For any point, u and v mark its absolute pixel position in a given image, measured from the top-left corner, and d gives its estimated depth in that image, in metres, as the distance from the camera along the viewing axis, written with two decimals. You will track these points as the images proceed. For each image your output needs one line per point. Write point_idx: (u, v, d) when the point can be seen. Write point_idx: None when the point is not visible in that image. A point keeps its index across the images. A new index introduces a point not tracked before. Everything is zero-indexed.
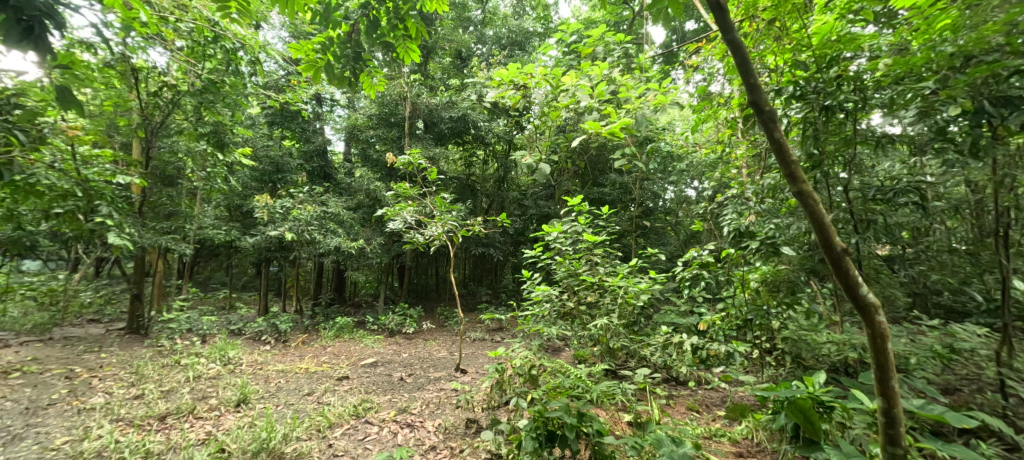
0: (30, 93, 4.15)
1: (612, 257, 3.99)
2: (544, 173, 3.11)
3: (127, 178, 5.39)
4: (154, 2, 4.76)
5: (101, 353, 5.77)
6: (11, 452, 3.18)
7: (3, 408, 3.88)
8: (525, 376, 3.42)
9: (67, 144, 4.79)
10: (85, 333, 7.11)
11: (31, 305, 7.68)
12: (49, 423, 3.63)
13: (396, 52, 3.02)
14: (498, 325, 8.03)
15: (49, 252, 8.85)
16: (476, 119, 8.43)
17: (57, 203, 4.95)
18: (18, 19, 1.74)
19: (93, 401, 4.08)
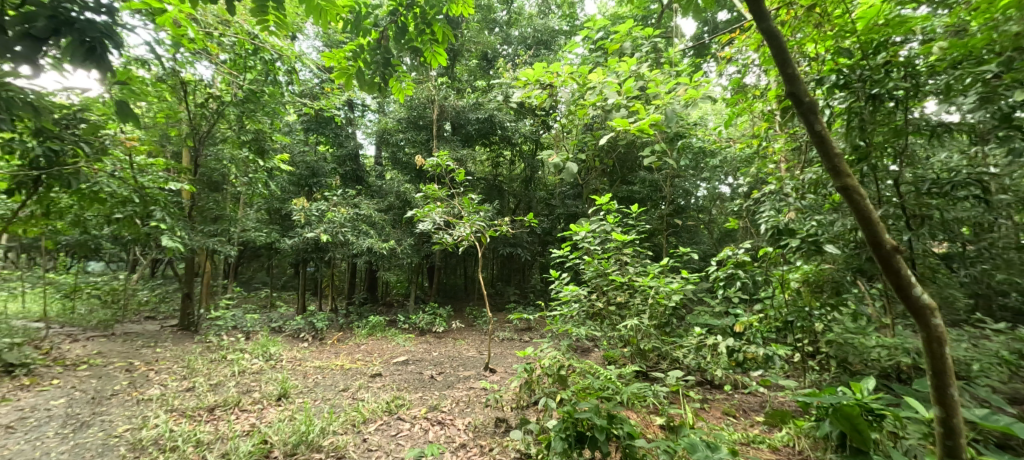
0: (93, 108, 4.47)
1: (643, 257, 3.90)
2: (572, 172, 3.07)
3: (178, 185, 5.71)
4: (200, 19, 5.02)
5: (156, 348, 6.13)
6: (80, 437, 3.43)
7: (72, 398, 4.20)
8: (554, 376, 3.40)
9: (125, 153, 5.12)
10: (141, 329, 7.58)
11: (94, 303, 8.27)
12: (112, 412, 3.89)
13: (424, 57, 3.05)
14: (526, 325, 8.03)
15: (108, 254, 9.49)
16: (503, 120, 8.45)
17: (118, 209, 5.41)
18: (81, 40, 1.68)
19: (150, 392, 4.34)
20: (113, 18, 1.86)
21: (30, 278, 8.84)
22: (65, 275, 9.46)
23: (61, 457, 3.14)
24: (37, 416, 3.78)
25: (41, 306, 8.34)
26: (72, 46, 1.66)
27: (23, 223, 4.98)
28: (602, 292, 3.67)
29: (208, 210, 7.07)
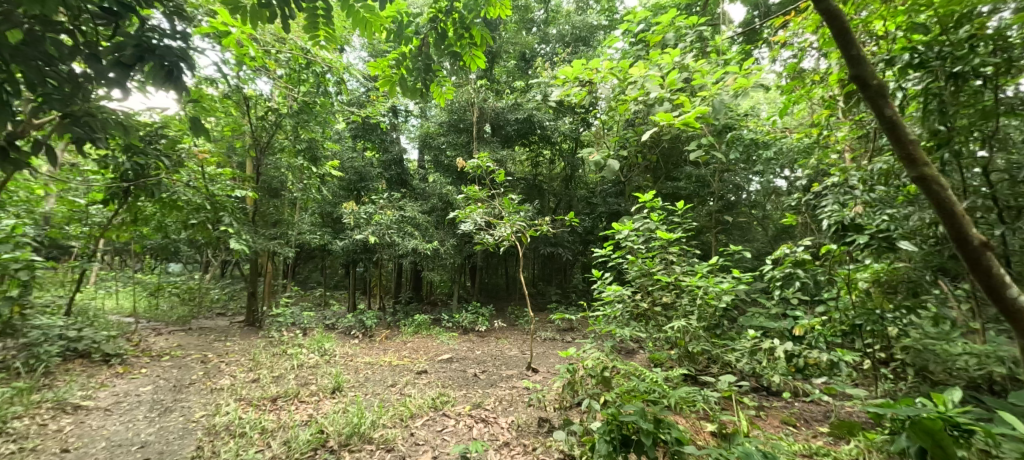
0: (171, 124, 4.90)
1: (691, 255, 3.73)
2: (614, 170, 2.99)
3: (243, 192, 6.14)
4: (259, 38, 5.36)
5: (225, 342, 6.61)
6: (164, 421, 3.75)
7: (157, 385, 4.60)
8: (597, 378, 3.33)
9: (198, 165, 5.58)
10: (213, 324, 8.19)
11: (174, 300, 9.05)
12: (190, 399, 4.22)
13: (463, 61, 3.07)
14: (568, 325, 7.94)
15: (184, 256, 10.33)
16: (542, 119, 8.40)
17: (193, 216, 5.75)
18: (161, 64, 1.87)
19: (221, 382, 4.67)
20: (187, 42, 2.05)
21: (121, 278, 9.79)
22: (148, 274, 10.39)
23: (149, 439, 3.45)
24: (129, 401, 4.17)
25: (130, 303, 9.21)
26: (154, 70, 1.85)
27: (115, 229, 5.53)
28: (647, 292, 3.55)
29: (268, 214, 7.53)
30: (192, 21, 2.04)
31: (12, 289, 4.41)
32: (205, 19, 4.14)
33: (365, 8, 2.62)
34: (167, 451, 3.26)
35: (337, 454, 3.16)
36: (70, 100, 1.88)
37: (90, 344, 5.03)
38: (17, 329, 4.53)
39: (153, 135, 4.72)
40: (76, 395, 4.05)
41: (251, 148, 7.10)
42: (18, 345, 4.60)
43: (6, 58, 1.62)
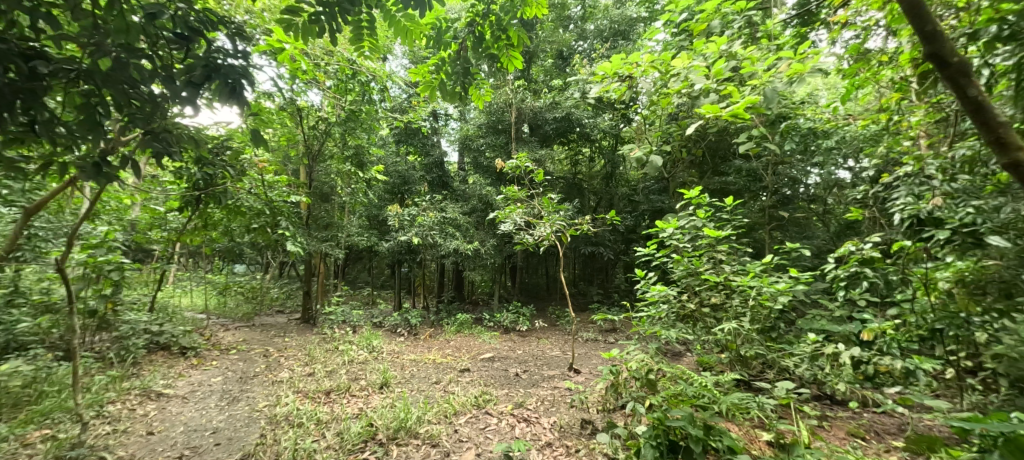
0: (234, 136, 5.27)
1: (741, 254, 3.53)
2: (657, 166, 2.89)
3: (298, 197, 6.47)
4: (310, 53, 5.65)
5: (284, 337, 7.00)
6: (233, 409, 4.01)
7: (226, 376, 4.93)
8: (642, 381, 3.23)
9: (258, 173, 5.96)
10: (273, 321, 8.71)
11: (239, 298, 9.74)
12: (254, 390, 4.50)
13: (500, 62, 3.06)
14: (611, 326, 7.78)
15: (247, 257, 11.05)
16: (581, 117, 8.29)
17: (254, 220, 6.19)
18: (225, 81, 2.04)
19: (281, 375, 4.95)
20: (246, 60, 2.18)
21: (194, 277, 10.63)
22: (216, 275, 11.21)
23: (220, 425, 3.70)
24: (203, 390, 4.50)
25: (201, 300, 9.98)
26: (220, 87, 2.03)
27: (189, 233, 5.99)
28: (693, 292, 3.39)
29: (320, 218, 7.90)
30: (251, 40, 2.19)
31: (106, 287, 4.89)
32: (263, 37, 4.43)
33: (406, 17, 2.71)
34: (235, 437, 3.49)
35: (386, 447, 3.25)
36: (151, 118, 2.08)
37: (169, 337, 5.49)
38: (110, 323, 5.03)
39: (220, 147, 5.10)
40: (158, 383, 4.43)
41: (304, 156, 7.50)
42: (111, 338, 5.10)
43: (99, 83, 1.84)
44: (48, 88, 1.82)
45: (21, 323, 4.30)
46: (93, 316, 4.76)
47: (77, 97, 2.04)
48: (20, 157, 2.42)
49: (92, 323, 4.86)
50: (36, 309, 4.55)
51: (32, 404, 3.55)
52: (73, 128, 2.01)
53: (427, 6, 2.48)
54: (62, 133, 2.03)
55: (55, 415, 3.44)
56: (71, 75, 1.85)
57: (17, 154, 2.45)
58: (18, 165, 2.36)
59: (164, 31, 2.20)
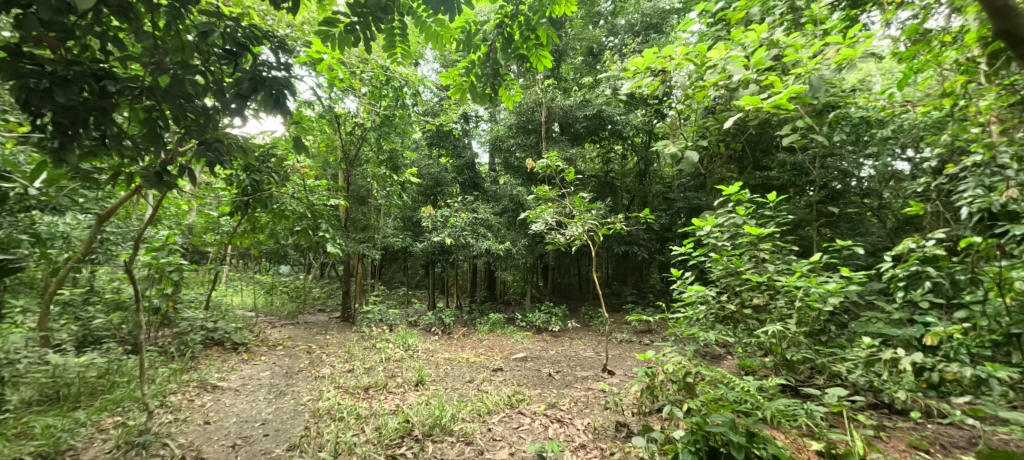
0: (278, 144, 5.57)
1: (786, 252, 3.34)
2: (693, 162, 2.80)
3: (337, 200, 6.69)
4: (347, 62, 5.83)
5: (326, 335, 7.25)
6: (280, 402, 4.18)
7: (274, 371, 5.16)
8: (679, 384, 3.13)
9: (300, 178, 6.20)
10: (315, 319, 9.04)
11: (284, 297, 10.22)
12: (299, 384, 4.68)
13: (530, 62, 3.05)
14: (646, 326, 7.60)
15: (291, 258, 11.52)
16: (612, 114, 8.13)
17: (297, 223, 6.46)
18: (269, 92, 2.17)
19: (323, 371, 5.12)
20: (287, 70, 2.30)
21: (244, 278, 11.20)
22: (263, 276, 11.75)
23: (268, 417, 3.86)
24: (254, 383, 4.72)
25: (250, 299, 10.50)
26: (264, 98, 2.16)
27: (239, 235, 6.32)
28: (733, 292, 3.22)
29: (356, 220, 8.13)
30: (292, 52, 2.31)
31: (167, 286, 5.24)
32: (302, 48, 4.61)
33: (436, 22, 2.74)
34: (282, 429, 3.64)
35: (421, 443, 3.29)
36: (205, 129, 2.31)
37: (222, 333, 5.80)
38: (171, 320, 5.38)
39: (266, 155, 5.35)
40: (214, 376, 4.68)
41: (342, 161, 7.74)
42: (171, 333, 5.45)
43: (158, 98, 2.08)
44: (115, 105, 1.98)
45: (96, 320, 4.73)
46: (157, 313, 5.11)
47: (141, 112, 2.22)
48: (94, 167, 2.64)
49: (156, 320, 5.22)
50: (109, 306, 4.94)
51: (106, 392, 3.85)
52: (137, 141, 2.21)
53: (457, 10, 2.50)
54: (126, 145, 2.20)
55: (125, 404, 3.71)
56: (134, 92, 2.06)
57: (91, 165, 2.67)
58: (91, 176, 2.57)
59: (214, 48, 2.35)
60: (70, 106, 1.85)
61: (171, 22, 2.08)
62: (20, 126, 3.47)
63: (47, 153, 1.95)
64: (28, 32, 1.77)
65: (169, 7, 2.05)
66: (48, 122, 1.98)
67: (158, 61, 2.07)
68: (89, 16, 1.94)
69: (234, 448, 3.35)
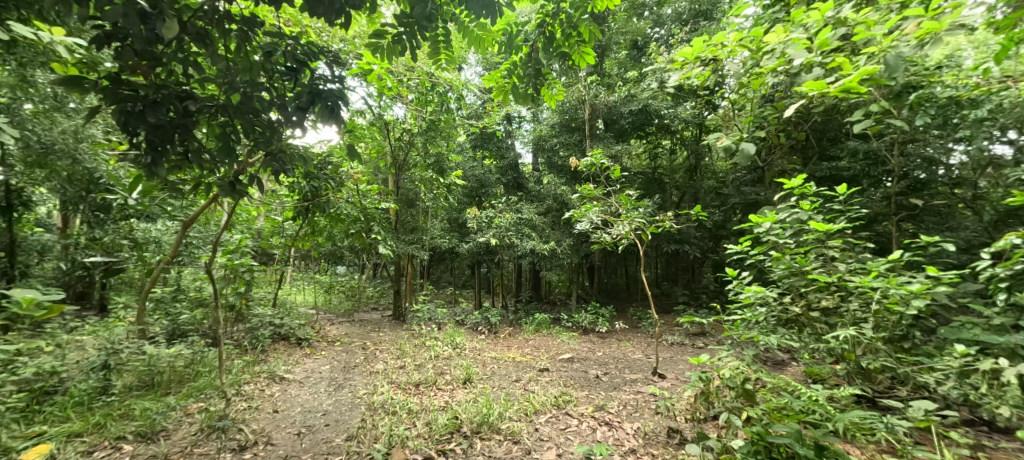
0: (334, 152, 5.88)
1: (860, 250, 3.06)
2: (749, 154, 2.64)
3: (387, 204, 6.93)
4: (393, 70, 6.02)
5: (379, 332, 7.52)
6: (339, 395, 4.38)
7: (333, 365, 5.42)
8: (737, 390, 2.95)
9: (354, 184, 6.49)
10: (369, 317, 9.40)
11: (341, 296, 10.73)
12: (356, 378, 4.89)
13: (572, 60, 2.99)
14: (700, 328, 7.25)
15: (346, 259, 12.08)
16: (659, 108, 7.72)
17: (352, 226, 6.79)
18: (326, 104, 2.38)
19: (378, 366, 5.31)
20: (341, 82, 2.50)
21: (305, 278, 11.88)
22: (322, 276, 12.39)
23: (329, 408, 4.05)
24: (316, 376, 4.98)
25: (310, 298, 11.11)
26: (322, 110, 2.38)
27: (301, 238, 6.71)
28: (798, 292, 2.99)
29: (406, 222, 8.36)
30: (345, 64, 2.47)
31: (240, 285, 5.67)
32: (354, 61, 4.83)
33: (478, 26, 2.75)
34: (341, 420, 3.80)
35: (470, 440, 3.32)
36: (269, 141, 2.48)
37: (288, 329, 6.17)
38: (244, 316, 5.81)
39: (322, 163, 5.65)
40: (281, 369, 4.99)
41: (392, 165, 8.01)
42: (244, 328, 5.88)
43: (232, 114, 2.26)
44: (195, 122, 2.17)
45: (182, 315, 5.13)
46: (231, 309, 5.53)
47: (216, 127, 2.41)
48: (178, 179, 2.90)
49: (230, 316, 5.66)
50: (192, 303, 5.43)
51: (191, 381, 4.21)
52: (212, 154, 2.43)
53: (497, 13, 2.48)
54: (201, 158, 2.39)
55: (207, 391, 4.03)
56: (211, 110, 2.24)
57: (176, 177, 2.94)
58: (176, 186, 2.83)
59: (278, 65, 2.51)
60: (159, 125, 2.04)
61: (241, 44, 2.25)
62: (120, 145, 3.95)
63: (141, 168, 2.17)
64: (125, 62, 1.98)
65: (238, 31, 2.23)
66: (141, 140, 2.21)
67: (230, 81, 2.24)
68: (173, 43, 2.13)
69: (300, 436, 3.54)
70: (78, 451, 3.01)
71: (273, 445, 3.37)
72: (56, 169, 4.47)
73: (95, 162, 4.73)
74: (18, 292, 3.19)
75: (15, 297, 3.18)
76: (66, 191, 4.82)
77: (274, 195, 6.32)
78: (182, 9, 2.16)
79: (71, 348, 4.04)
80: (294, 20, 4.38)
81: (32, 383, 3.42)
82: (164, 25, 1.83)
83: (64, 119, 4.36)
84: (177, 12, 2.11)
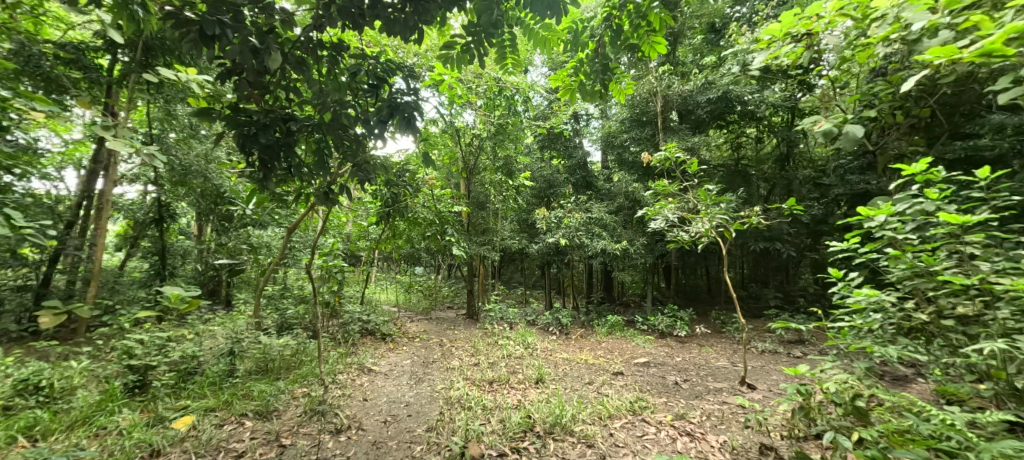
0: (411, 160, 6.16)
1: (1009, 247, 2.55)
2: (855, 137, 2.31)
3: (460, 207, 7.12)
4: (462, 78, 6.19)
5: (454, 330, 7.73)
6: (419, 388, 4.56)
7: (413, 360, 5.65)
8: (846, 408, 2.60)
9: (429, 189, 6.77)
10: (444, 316, 9.73)
11: (419, 295, 11.26)
12: (435, 374, 5.05)
13: (641, 51, 2.82)
14: (797, 334, 6.54)
15: (423, 260, 12.66)
16: (741, 93, 7.14)
17: (428, 229, 7.08)
18: (402, 116, 2.53)
19: (454, 362, 5.45)
20: (416, 94, 2.61)
21: (386, 278, 12.66)
22: (401, 276, 13.10)
23: (410, 400, 4.22)
24: (399, 369, 5.24)
25: (391, 296, 11.80)
26: (400, 122, 2.53)
27: (384, 241, 7.12)
28: (924, 297, 2.56)
29: (477, 225, 8.48)
30: (419, 77, 2.57)
31: (334, 284, 6.16)
32: (426, 71, 5.02)
33: (543, 27, 2.71)
34: (421, 412, 3.94)
35: (544, 440, 3.27)
36: (356, 153, 2.66)
37: (374, 325, 6.55)
38: (337, 312, 6.30)
39: (400, 171, 5.94)
40: (369, 361, 5.30)
41: (463, 170, 8.21)
42: (337, 323, 6.37)
43: (324, 131, 2.46)
44: (295, 141, 2.38)
45: (288, 311, 5.69)
46: (326, 306, 6.02)
47: (312, 144, 2.63)
48: (282, 191, 3.20)
49: (325, 311, 6.15)
50: (295, 299, 6.03)
51: (297, 368, 4.60)
52: (309, 168, 2.65)
53: (561, 12, 2.42)
54: (301, 172, 2.62)
55: (309, 378, 4.40)
56: (306, 128, 2.45)
57: (280, 189, 3.26)
58: (280, 197, 3.13)
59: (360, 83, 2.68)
60: (268, 145, 2.29)
61: (331, 66, 2.43)
62: (239, 164, 4.53)
63: (254, 184, 2.43)
64: (241, 93, 2.23)
65: (329, 56, 2.41)
66: (254, 159, 2.47)
67: (323, 101, 2.43)
68: (277, 72, 2.36)
69: (386, 423, 3.72)
70: (213, 423, 3.43)
71: (364, 431, 3.58)
72: (194, 186, 5.60)
73: (220, 179, 5.76)
74: (168, 289, 3.74)
75: (166, 293, 3.73)
76: (200, 204, 5.96)
77: (360, 202, 6.79)
78: (284, 42, 2.37)
79: (207, 337, 4.61)
80: (374, 41, 4.67)
81: (179, 364, 3.95)
82: (270, 56, 2.06)
83: (198, 144, 5.63)
84: (280, 45, 2.32)
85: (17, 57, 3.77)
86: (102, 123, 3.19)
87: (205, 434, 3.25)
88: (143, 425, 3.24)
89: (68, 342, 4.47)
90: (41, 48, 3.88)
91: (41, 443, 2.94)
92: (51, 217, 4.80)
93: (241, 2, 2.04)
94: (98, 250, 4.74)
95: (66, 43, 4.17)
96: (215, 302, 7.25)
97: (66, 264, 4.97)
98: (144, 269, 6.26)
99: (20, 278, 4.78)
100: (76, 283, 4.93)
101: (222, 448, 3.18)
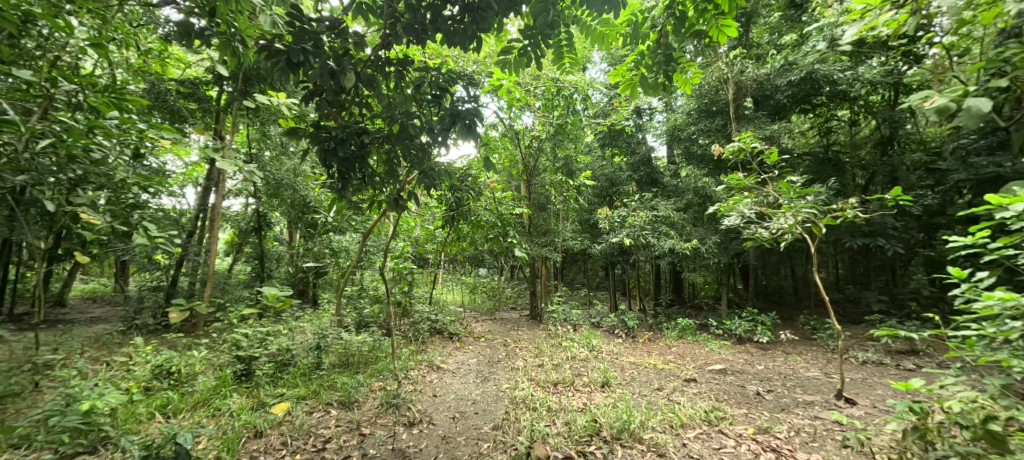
0: (473, 166, 6.26)
1: None
2: (980, 113, 1.97)
3: (522, 209, 7.13)
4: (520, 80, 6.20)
5: (518, 331, 7.74)
6: (485, 387, 4.60)
7: (479, 359, 5.72)
8: (977, 431, 2.23)
9: (490, 192, 6.86)
10: (508, 317, 9.79)
11: (484, 296, 11.45)
12: (499, 373, 5.07)
13: (709, 36, 2.60)
14: (906, 342, 5.76)
15: (487, 263, 12.88)
16: (829, 74, 6.45)
17: (491, 231, 7.15)
18: (464, 123, 2.53)
19: (518, 363, 5.43)
20: (477, 101, 2.62)
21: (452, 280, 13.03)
22: (465, 277, 13.42)
23: (477, 398, 4.26)
24: (465, 368, 5.33)
25: (458, 297, 12.13)
26: (462, 130, 2.53)
27: (449, 244, 7.30)
28: None
29: (539, 225, 8.42)
30: (479, 83, 2.57)
31: (404, 286, 6.41)
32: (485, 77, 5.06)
33: (601, 23, 2.62)
34: (488, 410, 3.96)
35: (611, 445, 3.14)
36: (422, 161, 2.73)
37: (442, 324, 6.74)
38: (408, 312, 6.56)
39: (464, 176, 6.05)
40: (438, 359, 5.44)
41: (523, 172, 8.20)
42: (408, 322, 6.63)
43: (393, 141, 2.56)
44: (369, 153, 2.49)
45: (365, 310, 6.03)
46: (396, 306, 6.28)
47: (383, 155, 2.73)
48: (357, 199, 3.39)
49: (397, 311, 6.44)
50: (371, 299, 6.36)
51: (374, 363, 4.83)
52: (381, 178, 2.77)
53: (619, 6, 2.32)
54: (374, 182, 2.75)
55: (385, 373, 4.59)
56: (377, 139, 2.55)
57: (355, 196, 3.45)
58: (355, 204, 3.31)
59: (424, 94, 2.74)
60: (345, 158, 2.41)
61: (396, 80, 2.52)
62: (320, 176, 4.66)
63: (334, 194, 2.59)
64: (322, 112, 2.38)
65: (395, 71, 2.49)
66: (334, 171, 2.62)
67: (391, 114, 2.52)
68: (352, 90, 2.48)
69: (455, 419, 3.78)
70: (305, 410, 3.68)
71: (434, 425, 3.67)
72: (284, 197, 6.14)
73: (305, 190, 6.25)
74: (268, 286, 4.04)
75: (265, 292, 4.05)
76: (289, 213, 6.51)
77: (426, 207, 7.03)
78: (356, 62, 2.50)
79: (297, 332, 5.01)
80: (435, 52, 4.80)
81: (277, 356, 4.32)
82: (346, 76, 2.17)
83: (285, 159, 6.15)
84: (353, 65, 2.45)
85: (149, 93, 4.39)
86: (213, 145, 3.59)
87: (298, 420, 3.51)
88: (248, 409, 3.55)
89: (190, 334, 5.11)
90: (165, 84, 4.48)
91: (172, 419, 3.33)
92: (175, 227, 5.44)
93: (320, 29, 2.16)
94: (211, 255, 5.34)
95: (184, 79, 4.77)
96: (302, 301, 7.89)
97: (187, 267, 5.66)
98: (245, 272, 6.99)
99: (154, 279, 5.51)
100: (195, 283, 5.63)
101: (313, 433, 3.41)
